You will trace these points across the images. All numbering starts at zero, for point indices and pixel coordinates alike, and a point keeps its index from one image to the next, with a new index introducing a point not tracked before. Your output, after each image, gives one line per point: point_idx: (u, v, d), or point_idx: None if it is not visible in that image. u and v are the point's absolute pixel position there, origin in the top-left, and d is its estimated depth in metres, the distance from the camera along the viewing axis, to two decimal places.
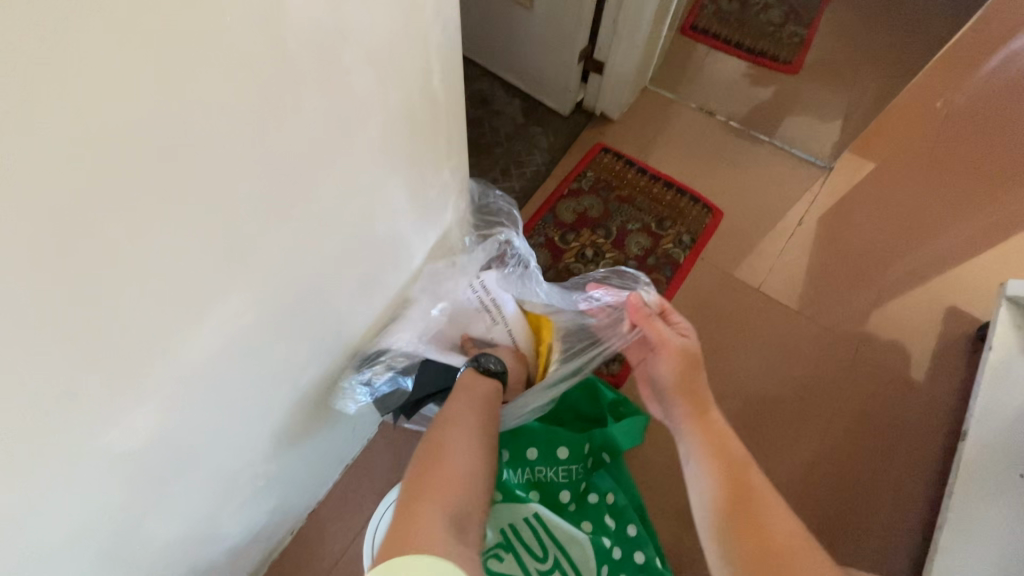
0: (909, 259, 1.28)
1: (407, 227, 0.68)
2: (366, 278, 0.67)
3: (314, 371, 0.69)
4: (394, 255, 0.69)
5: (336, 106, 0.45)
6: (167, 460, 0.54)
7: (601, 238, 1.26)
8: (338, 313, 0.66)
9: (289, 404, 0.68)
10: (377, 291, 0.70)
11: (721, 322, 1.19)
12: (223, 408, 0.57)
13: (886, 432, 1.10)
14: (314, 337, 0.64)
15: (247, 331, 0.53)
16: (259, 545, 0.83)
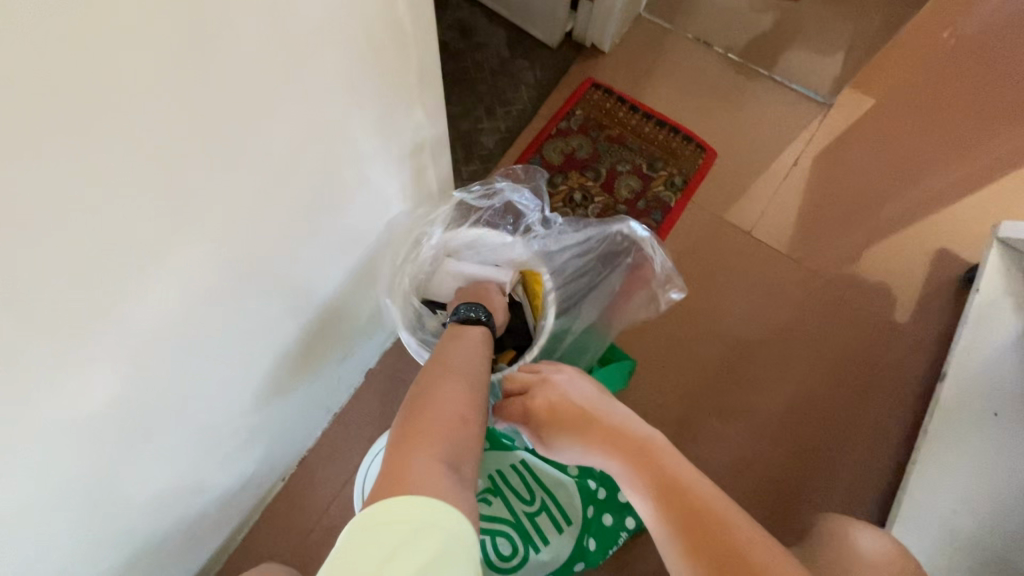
0: (904, 199, 1.25)
1: (370, 169, 0.65)
2: (328, 223, 0.64)
3: (285, 323, 0.67)
4: (358, 199, 0.67)
5: (254, 21, 0.41)
6: (128, 411, 0.53)
7: (590, 180, 1.21)
8: (302, 260, 0.64)
9: (263, 357, 0.67)
10: (350, 236, 0.70)
11: (708, 267, 1.18)
12: (184, 358, 0.56)
13: (868, 373, 1.11)
14: (278, 285, 0.63)
15: (192, 278, 0.51)
16: (250, 493, 0.85)
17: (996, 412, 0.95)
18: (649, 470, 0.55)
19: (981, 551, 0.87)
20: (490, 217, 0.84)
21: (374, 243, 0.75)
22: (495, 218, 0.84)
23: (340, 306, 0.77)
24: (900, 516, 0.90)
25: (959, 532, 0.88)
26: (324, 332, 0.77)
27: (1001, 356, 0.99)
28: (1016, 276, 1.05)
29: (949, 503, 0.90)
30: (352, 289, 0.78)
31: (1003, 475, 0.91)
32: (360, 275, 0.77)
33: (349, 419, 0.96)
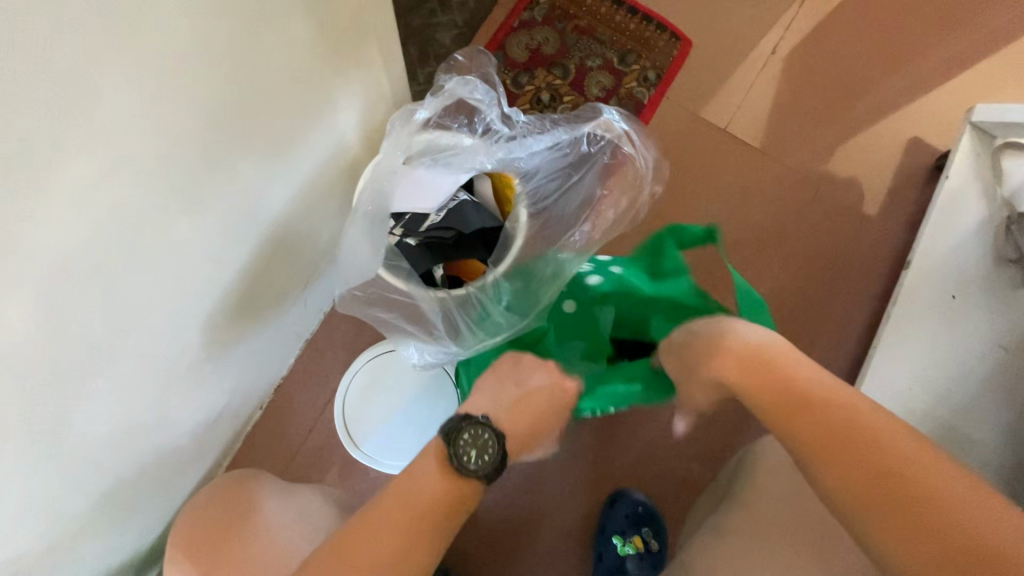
0: (881, 86, 1.20)
1: (301, 66, 0.58)
2: (262, 134, 0.58)
3: (232, 248, 0.63)
4: (294, 105, 0.60)
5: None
6: (70, 348, 0.50)
7: (558, 78, 1.12)
8: (239, 176, 0.58)
9: (214, 285, 0.63)
10: (296, 146, 0.63)
11: (682, 168, 1.14)
12: (122, 290, 0.52)
13: (837, 265, 1.12)
14: (215, 207, 0.57)
15: (108, 198, 0.46)
16: (227, 423, 0.84)
17: (955, 295, 0.99)
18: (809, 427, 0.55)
19: (931, 421, 0.94)
20: (441, 119, 0.69)
21: (323, 157, 0.69)
22: (448, 121, 0.70)
23: (295, 227, 0.72)
24: (861, 397, 0.97)
25: (913, 406, 0.95)
26: (281, 255, 0.72)
27: (964, 241, 1.02)
28: (984, 160, 1.05)
29: (905, 382, 0.96)
30: (306, 207, 0.72)
31: (958, 352, 0.97)
32: (312, 190, 0.71)
33: (322, 344, 0.94)
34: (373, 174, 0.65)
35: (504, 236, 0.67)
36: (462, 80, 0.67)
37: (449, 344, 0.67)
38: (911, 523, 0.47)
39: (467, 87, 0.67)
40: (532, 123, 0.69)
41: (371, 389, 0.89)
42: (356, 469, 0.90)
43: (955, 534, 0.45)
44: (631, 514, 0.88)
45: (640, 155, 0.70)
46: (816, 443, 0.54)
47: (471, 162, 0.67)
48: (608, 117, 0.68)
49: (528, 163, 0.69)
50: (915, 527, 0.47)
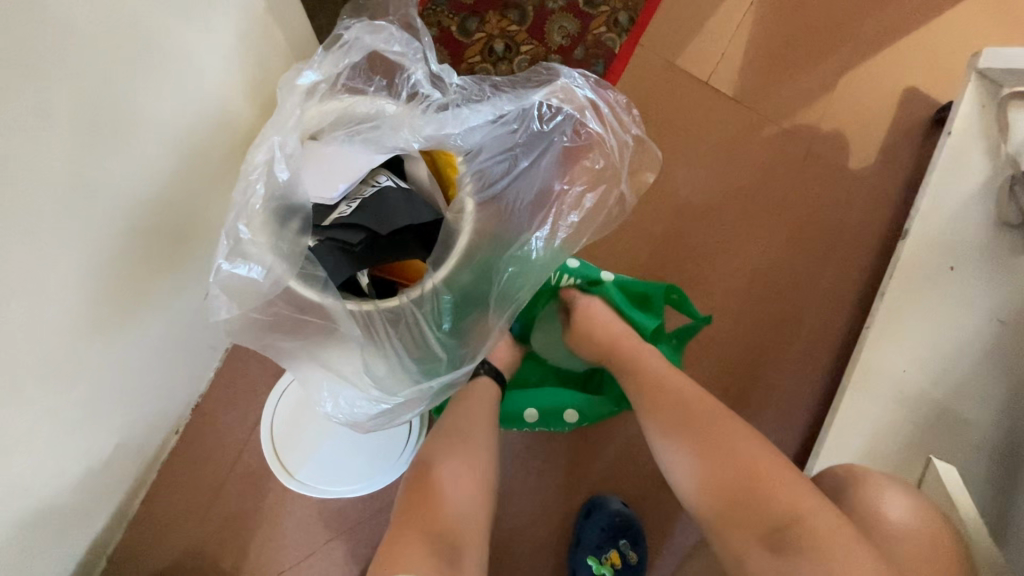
0: (877, 27, 1.07)
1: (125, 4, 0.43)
2: (57, 89, 0.41)
3: (58, 255, 0.47)
4: (99, 43, 0.43)
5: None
6: None
7: (514, 24, 0.95)
8: (38, 152, 0.42)
9: (42, 303, 0.47)
10: (138, 113, 0.48)
11: (658, 127, 1.00)
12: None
13: (828, 234, 1.02)
14: (11, 197, 0.41)
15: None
16: (131, 455, 0.71)
17: (954, 266, 0.91)
18: (681, 422, 0.62)
19: (925, 405, 0.87)
20: (350, 80, 0.54)
21: (185, 126, 0.54)
22: (360, 82, 0.55)
23: (175, 219, 0.58)
24: (853, 382, 0.89)
25: (907, 390, 0.88)
26: (154, 257, 0.58)
27: (965, 206, 0.92)
28: (991, 112, 0.95)
29: (900, 364, 0.89)
30: (187, 195, 0.58)
31: (955, 329, 0.89)
32: (187, 178, 0.57)
33: (246, 353, 0.80)
34: (252, 157, 0.50)
35: (445, 232, 0.53)
36: (370, 27, 0.52)
37: (370, 386, 0.53)
38: (739, 501, 0.55)
39: (379, 38, 0.52)
40: (469, 88, 0.56)
41: (300, 411, 0.79)
42: (295, 495, 0.78)
43: (771, 508, 0.54)
44: (608, 527, 0.80)
45: (611, 136, 0.57)
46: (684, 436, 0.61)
47: (390, 136, 0.53)
48: (574, 90, 0.55)
49: (467, 139, 0.55)
50: (746, 501, 0.55)
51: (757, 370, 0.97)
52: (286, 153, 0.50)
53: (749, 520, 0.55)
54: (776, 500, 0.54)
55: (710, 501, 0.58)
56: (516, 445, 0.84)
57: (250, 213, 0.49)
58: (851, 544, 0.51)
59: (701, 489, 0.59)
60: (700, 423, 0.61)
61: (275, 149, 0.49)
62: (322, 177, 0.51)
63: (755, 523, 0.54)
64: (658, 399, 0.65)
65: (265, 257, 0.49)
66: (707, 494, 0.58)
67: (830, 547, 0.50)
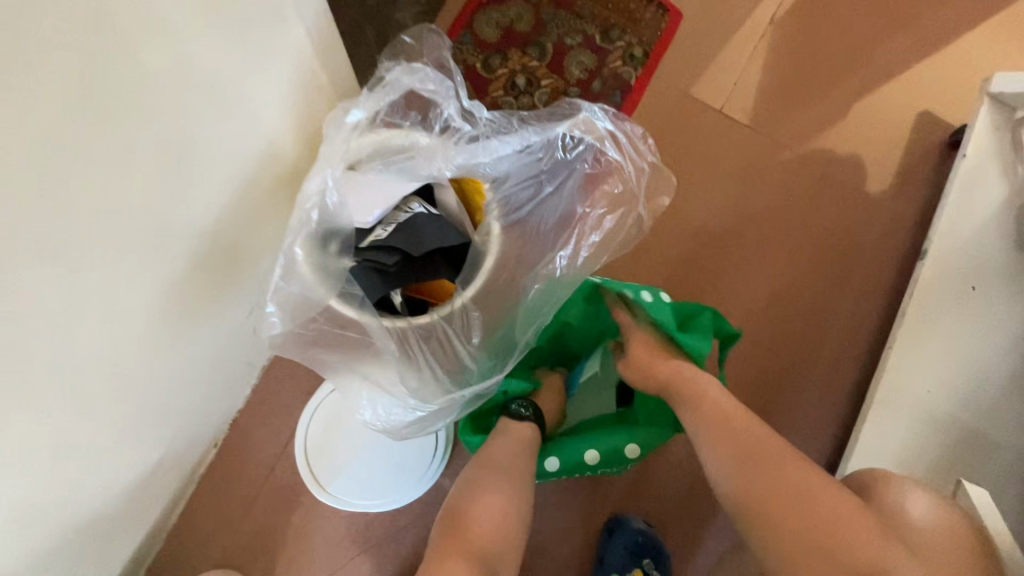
0: (888, 56, 1.10)
1: (197, 60, 0.49)
2: (139, 134, 0.47)
3: (126, 276, 0.52)
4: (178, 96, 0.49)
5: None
6: None
7: (535, 60, 1.00)
8: (116, 184, 0.47)
9: (108, 319, 0.52)
10: (207, 154, 0.55)
11: (674, 155, 1.03)
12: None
13: (846, 256, 1.03)
14: (91, 223, 0.46)
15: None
16: (174, 467, 0.75)
17: (976, 287, 0.90)
18: (749, 457, 0.62)
19: (953, 427, 0.86)
20: (388, 115, 0.59)
21: (242, 159, 0.60)
22: (397, 117, 0.59)
23: (226, 246, 0.63)
24: (876, 402, 0.88)
25: (931, 411, 0.86)
26: (205, 279, 0.63)
27: (984, 225, 0.93)
28: (1005, 134, 0.96)
29: (923, 386, 0.87)
30: (240, 221, 0.64)
31: (981, 348, 0.88)
32: (241, 207, 0.63)
33: (282, 370, 0.84)
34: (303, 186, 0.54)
35: (473, 253, 0.57)
36: (408, 69, 0.56)
37: (405, 395, 0.57)
38: (811, 546, 0.56)
39: (416, 77, 0.57)
40: (499, 122, 0.59)
41: (331, 427, 0.82)
42: (325, 507, 0.81)
43: (846, 556, 0.55)
44: (631, 546, 0.80)
45: (629, 163, 0.60)
46: (752, 472, 0.61)
47: (425, 165, 0.57)
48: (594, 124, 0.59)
49: (495, 168, 0.59)
50: (823, 548, 0.55)
51: (779, 391, 0.98)
52: (331, 184, 0.54)
53: (823, 567, 0.55)
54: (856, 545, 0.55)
55: (779, 544, 0.57)
56: None
57: (299, 240, 0.53)
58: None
59: (767, 528, 0.58)
60: (770, 461, 0.61)
61: (321, 179, 0.54)
62: (361, 204, 0.56)
63: (830, 569, 0.55)
64: (722, 430, 0.64)
65: (311, 281, 0.53)
66: (776, 535, 0.57)
67: None
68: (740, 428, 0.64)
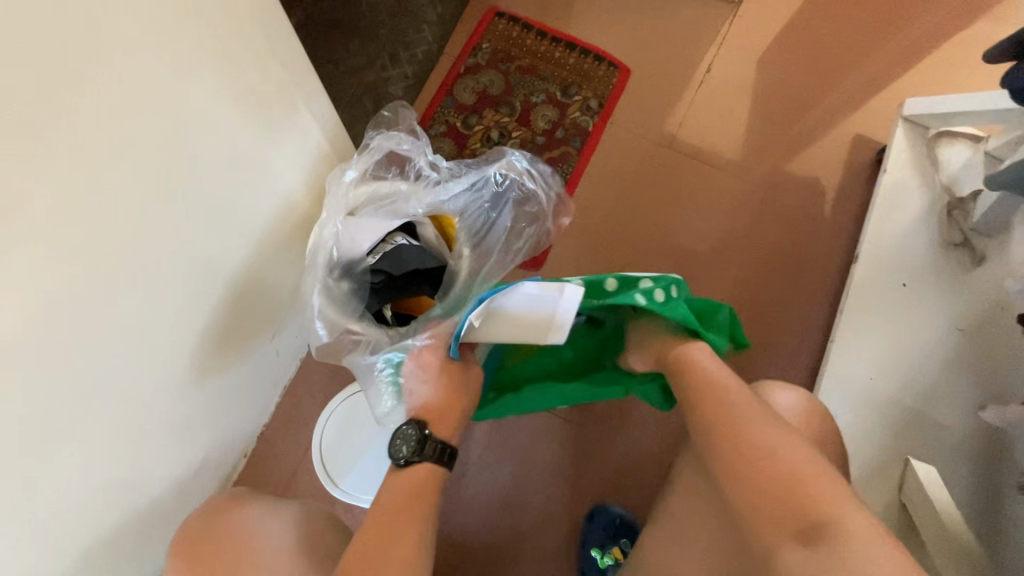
0: (818, 91, 1.25)
1: (237, 143, 0.65)
2: (194, 201, 0.62)
3: (179, 308, 0.67)
4: (222, 171, 0.64)
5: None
6: (55, 418, 0.57)
7: (505, 116, 1.18)
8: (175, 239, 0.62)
9: (167, 342, 0.67)
10: (239, 212, 0.70)
11: (633, 187, 1.18)
12: (72, 347, 0.55)
13: (794, 266, 1.15)
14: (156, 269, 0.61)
15: (42, 263, 0.49)
16: (211, 472, 0.88)
17: (907, 282, 1.02)
18: (716, 414, 0.62)
19: (896, 409, 0.96)
20: (375, 171, 0.75)
21: (267, 214, 0.76)
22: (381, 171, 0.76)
23: (255, 282, 0.79)
24: (825, 390, 0.98)
25: (874, 395, 0.97)
26: (238, 307, 0.78)
27: (910, 229, 1.05)
28: (922, 149, 1.10)
29: (866, 372, 0.98)
30: (266, 262, 0.80)
31: (917, 335, 0.99)
32: (265, 251, 0.79)
33: (299, 389, 0.99)
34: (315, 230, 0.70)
35: (448, 273, 0.72)
36: (387, 135, 0.74)
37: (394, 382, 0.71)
38: (769, 498, 0.54)
39: (392, 141, 0.74)
40: (455, 168, 0.76)
41: (343, 433, 0.94)
42: (338, 507, 0.93)
43: (807, 504, 0.52)
44: (609, 527, 0.90)
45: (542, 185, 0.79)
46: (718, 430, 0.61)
47: (403, 204, 0.73)
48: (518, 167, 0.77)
49: (456, 203, 0.75)
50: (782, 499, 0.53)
51: None
52: (335, 228, 0.70)
53: (780, 513, 0.53)
54: (819, 498, 0.52)
55: (741, 499, 0.56)
56: (523, 461, 0.97)
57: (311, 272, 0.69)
58: (875, 540, 0.47)
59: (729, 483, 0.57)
60: (738, 420, 0.60)
61: (326, 225, 0.71)
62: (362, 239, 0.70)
63: (788, 516, 0.52)
64: (699, 390, 0.65)
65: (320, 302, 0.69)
66: (740, 486, 0.56)
67: (868, 544, 0.47)
68: (717, 389, 0.65)
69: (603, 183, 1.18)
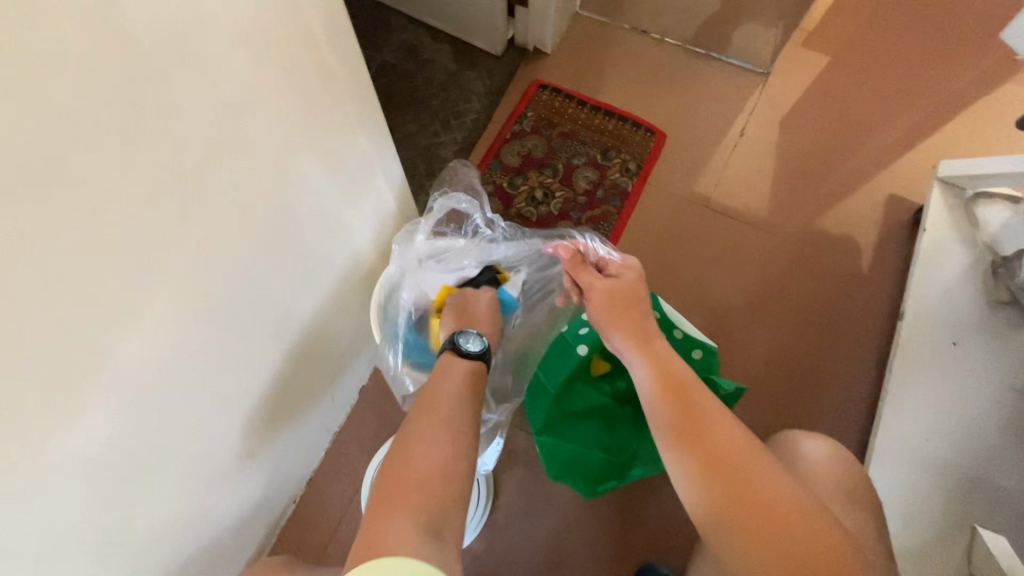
0: (850, 153, 1.29)
1: (328, 207, 0.72)
2: (286, 257, 0.69)
3: (259, 353, 0.72)
4: (314, 232, 0.71)
5: (188, 63, 0.44)
6: (146, 455, 0.61)
7: (548, 177, 1.26)
8: (266, 290, 0.68)
9: (243, 385, 0.72)
10: (320, 265, 0.76)
11: (671, 243, 1.22)
12: (172, 388, 0.61)
13: (836, 323, 1.15)
14: (247, 316, 0.67)
15: (163, 316, 0.54)
16: (263, 517, 0.90)
17: (956, 341, 1.01)
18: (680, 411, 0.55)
19: (955, 473, 0.92)
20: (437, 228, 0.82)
21: (339, 268, 0.82)
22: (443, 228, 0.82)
23: (322, 331, 0.85)
24: (878, 451, 0.96)
25: (932, 457, 0.93)
26: (306, 355, 0.83)
27: (955, 288, 1.05)
28: (960, 210, 1.11)
29: (921, 433, 0.95)
30: (334, 312, 0.86)
31: (972, 396, 0.96)
32: (334, 301, 0.84)
33: (349, 435, 1.02)
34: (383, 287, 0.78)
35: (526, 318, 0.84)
36: (448, 197, 0.81)
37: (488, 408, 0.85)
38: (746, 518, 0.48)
39: (454, 202, 0.80)
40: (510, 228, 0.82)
41: None
42: None
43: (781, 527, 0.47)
44: None
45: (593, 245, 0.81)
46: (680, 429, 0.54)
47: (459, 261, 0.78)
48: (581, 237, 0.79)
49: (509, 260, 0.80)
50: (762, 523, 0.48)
51: None
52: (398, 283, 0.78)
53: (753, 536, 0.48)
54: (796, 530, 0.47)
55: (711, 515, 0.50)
56: (567, 516, 0.96)
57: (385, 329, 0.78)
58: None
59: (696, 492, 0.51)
60: (704, 420, 0.54)
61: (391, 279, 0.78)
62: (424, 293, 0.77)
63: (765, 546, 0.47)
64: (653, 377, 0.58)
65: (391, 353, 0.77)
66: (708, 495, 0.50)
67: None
68: (671, 378, 0.57)
69: (642, 240, 1.23)
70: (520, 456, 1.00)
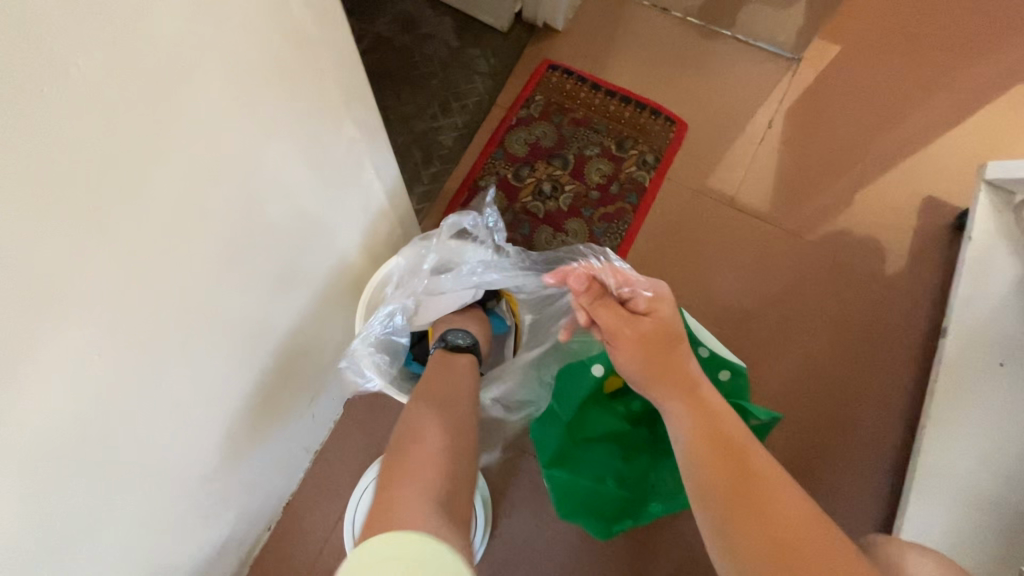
0: (886, 150, 1.19)
1: (308, 209, 0.61)
2: (259, 269, 0.58)
3: (227, 379, 0.62)
4: (292, 238, 0.60)
5: (103, 23, 0.32)
6: (85, 509, 0.51)
7: (558, 169, 1.14)
8: (234, 309, 0.57)
9: (209, 416, 0.62)
10: (300, 275, 0.65)
11: (690, 245, 1.12)
12: (116, 432, 0.50)
13: (868, 337, 1.06)
14: (211, 341, 0.56)
15: (95, 347, 0.44)
16: (233, 549, 0.80)
17: (1004, 362, 0.92)
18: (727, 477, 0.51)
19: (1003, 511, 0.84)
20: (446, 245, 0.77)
21: (322, 276, 0.71)
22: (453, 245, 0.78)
23: (302, 346, 0.74)
24: (918, 485, 0.87)
25: (977, 493, 0.85)
26: (284, 374, 0.73)
27: (1003, 304, 0.96)
28: (1009, 216, 1.01)
29: (965, 465, 0.87)
30: (317, 324, 0.75)
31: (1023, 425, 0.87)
32: (316, 312, 0.73)
33: (333, 455, 0.91)
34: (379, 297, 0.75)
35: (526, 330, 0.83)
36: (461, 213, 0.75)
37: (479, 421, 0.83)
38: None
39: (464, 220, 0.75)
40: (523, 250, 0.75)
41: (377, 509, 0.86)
42: None
43: None
44: None
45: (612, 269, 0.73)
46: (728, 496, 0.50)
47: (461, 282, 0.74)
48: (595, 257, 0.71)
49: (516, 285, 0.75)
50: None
51: (813, 474, 0.97)
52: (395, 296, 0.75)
53: None
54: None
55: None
56: (574, 549, 0.87)
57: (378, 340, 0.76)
58: None
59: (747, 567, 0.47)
60: (756, 488, 0.49)
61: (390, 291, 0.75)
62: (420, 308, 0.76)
63: None
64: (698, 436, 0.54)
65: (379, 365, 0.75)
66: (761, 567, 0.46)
67: None
68: (719, 441, 0.53)
69: (659, 241, 1.12)
70: (524, 480, 0.90)
